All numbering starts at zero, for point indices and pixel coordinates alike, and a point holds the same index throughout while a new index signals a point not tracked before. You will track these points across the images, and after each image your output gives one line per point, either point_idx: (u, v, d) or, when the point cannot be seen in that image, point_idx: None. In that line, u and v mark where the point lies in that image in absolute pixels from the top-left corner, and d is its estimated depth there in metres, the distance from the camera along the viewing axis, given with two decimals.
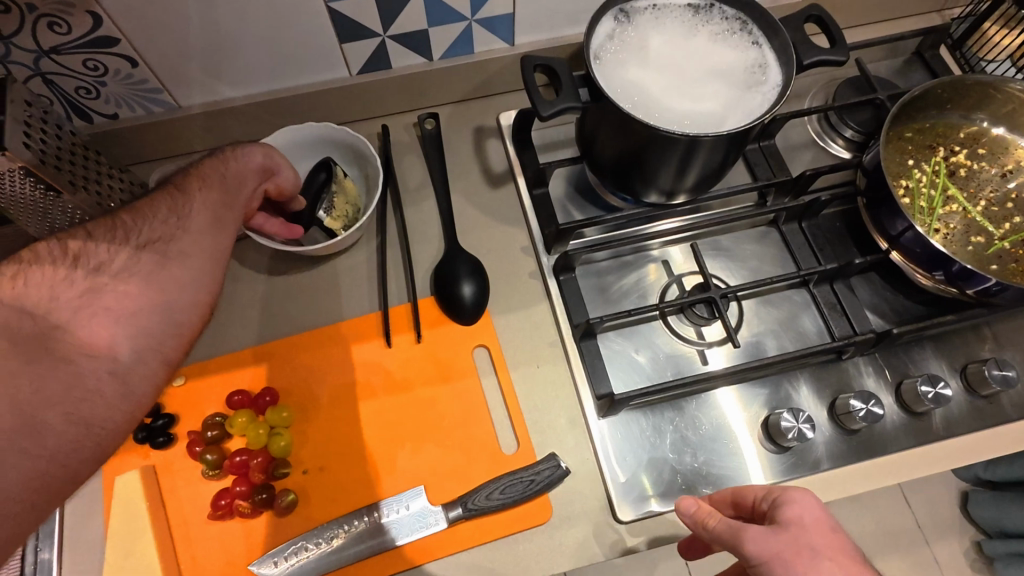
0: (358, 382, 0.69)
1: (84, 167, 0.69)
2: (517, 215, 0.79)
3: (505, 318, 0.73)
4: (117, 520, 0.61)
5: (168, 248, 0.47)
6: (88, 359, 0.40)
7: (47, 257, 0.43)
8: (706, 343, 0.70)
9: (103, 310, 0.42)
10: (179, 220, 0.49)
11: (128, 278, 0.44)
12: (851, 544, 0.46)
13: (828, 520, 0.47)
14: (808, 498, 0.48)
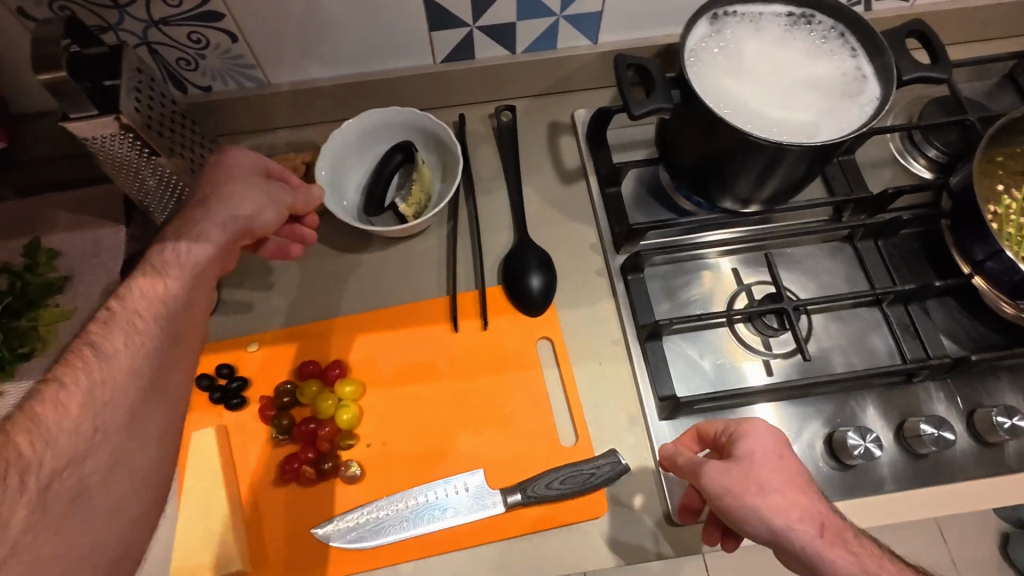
0: (424, 362, 0.71)
1: (180, 135, 0.71)
2: (587, 212, 0.80)
3: (570, 313, 0.74)
4: (192, 475, 0.64)
5: (139, 340, 0.48)
6: (96, 517, 0.42)
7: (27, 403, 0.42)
8: (772, 354, 0.70)
9: (104, 497, 0.43)
10: (112, 365, 0.45)
11: (108, 404, 0.44)
12: (804, 473, 0.51)
13: (779, 452, 0.52)
14: (764, 431, 0.53)
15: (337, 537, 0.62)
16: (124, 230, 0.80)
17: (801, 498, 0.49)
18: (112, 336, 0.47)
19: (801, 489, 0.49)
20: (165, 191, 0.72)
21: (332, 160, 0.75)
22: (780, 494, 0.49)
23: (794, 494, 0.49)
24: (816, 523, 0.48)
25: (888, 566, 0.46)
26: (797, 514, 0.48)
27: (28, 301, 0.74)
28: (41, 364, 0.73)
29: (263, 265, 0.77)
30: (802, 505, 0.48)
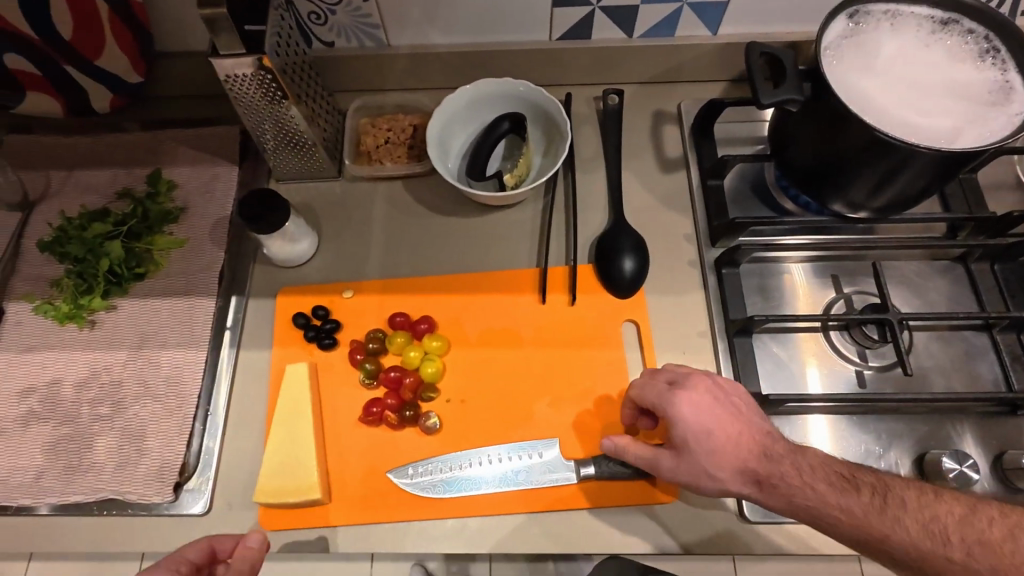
0: (508, 329, 0.72)
1: (306, 86, 0.75)
2: (685, 202, 0.79)
3: (659, 299, 0.74)
4: (283, 404, 0.67)
5: None
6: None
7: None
8: (867, 366, 0.68)
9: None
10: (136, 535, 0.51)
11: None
12: (734, 438, 0.56)
13: (707, 432, 0.56)
14: (687, 415, 0.57)
15: (410, 482, 0.64)
16: (237, 170, 0.83)
17: (736, 470, 0.56)
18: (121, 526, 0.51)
19: (734, 459, 0.56)
20: (285, 137, 0.76)
21: (442, 122, 0.76)
22: (722, 475, 0.56)
23: (734, 468, 0.56)
24: (750, 480, 0.56)
25: (812, 493, 0.54)
26: (732, 479, 0.56)
27: (147, 226, 0.78)
28: (152, 285, 0.77)
29: (363, 218, 0.80)
30: (737, 474, 0.56)
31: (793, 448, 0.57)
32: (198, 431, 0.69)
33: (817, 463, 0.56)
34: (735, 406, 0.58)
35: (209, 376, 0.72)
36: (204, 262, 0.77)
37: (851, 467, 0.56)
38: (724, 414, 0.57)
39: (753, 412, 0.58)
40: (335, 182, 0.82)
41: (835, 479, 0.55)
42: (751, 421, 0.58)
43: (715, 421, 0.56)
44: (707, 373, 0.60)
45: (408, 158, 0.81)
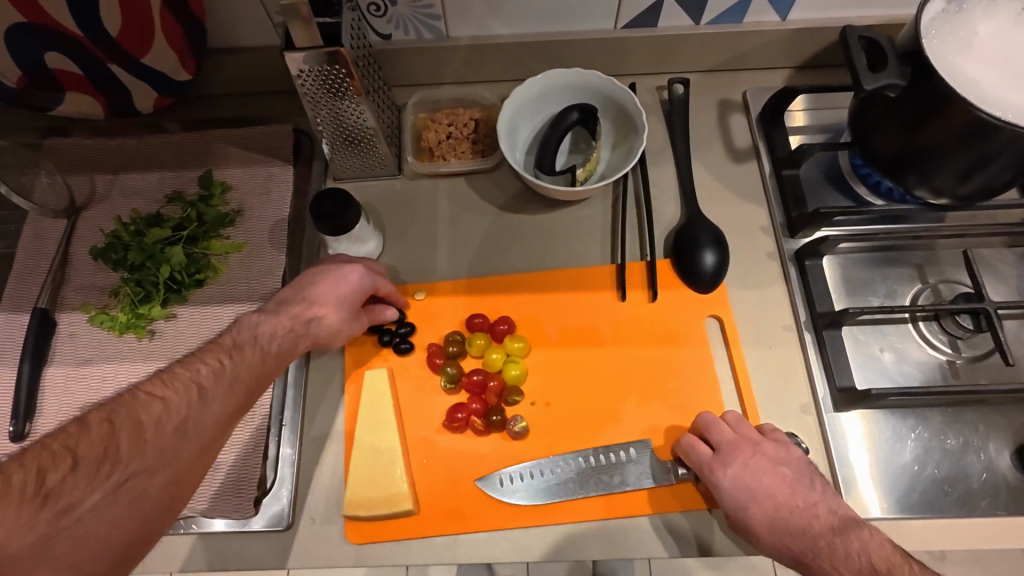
0: (589, 328, 0.70)
1: (371, 81, 0.72)
2: (758, 193, 0.77)
3: (739, 293, 0.72)
4: (364, 412, 0.65)
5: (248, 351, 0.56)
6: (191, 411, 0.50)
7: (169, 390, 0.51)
8: (959, 356, 0.67)
9: (155, 431, 0.48)
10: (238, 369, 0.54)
11: (173, 401, 0.50)
12: (773, 507, 0.58)
13: (745, 502, 0.59)
14: (723, 489, 0.59)
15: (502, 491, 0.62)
16: (293, 170, 0.80)
17: (776, 543, 0.57)
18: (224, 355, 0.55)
19: (773, 532, 0.57)
20: (349, 134, 0.74)
21: (510, 115, 0.74)
22: (761, 544, 0.58)
23: (775, 541, 0.57)
24: (791, 557, 0.57)
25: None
26: (775, 553, 0.58)
27: (204, 230, 0.76)
28: (212, 291, 0.74)
29: (427, 218, 0.77)
30: (776, 549, 0.57)
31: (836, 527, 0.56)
32: (273, 444, 0.65)
33: (853, 548, 0.54)
34: (780, 475, 0.59)
35: (282, 384, 0.68)
36: (265, 267, 0.75)
37: (893, 563, 0.52)
38: (762, 487, 0.59)
39: (806, 485, 0.58)
40: (395, 179, 0.80)
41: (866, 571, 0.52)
42: (799, 494, 0.58)
43: (754, 491, 0.59)
44: (756, 438, 0.61)
45: (473, 154, 0.79)
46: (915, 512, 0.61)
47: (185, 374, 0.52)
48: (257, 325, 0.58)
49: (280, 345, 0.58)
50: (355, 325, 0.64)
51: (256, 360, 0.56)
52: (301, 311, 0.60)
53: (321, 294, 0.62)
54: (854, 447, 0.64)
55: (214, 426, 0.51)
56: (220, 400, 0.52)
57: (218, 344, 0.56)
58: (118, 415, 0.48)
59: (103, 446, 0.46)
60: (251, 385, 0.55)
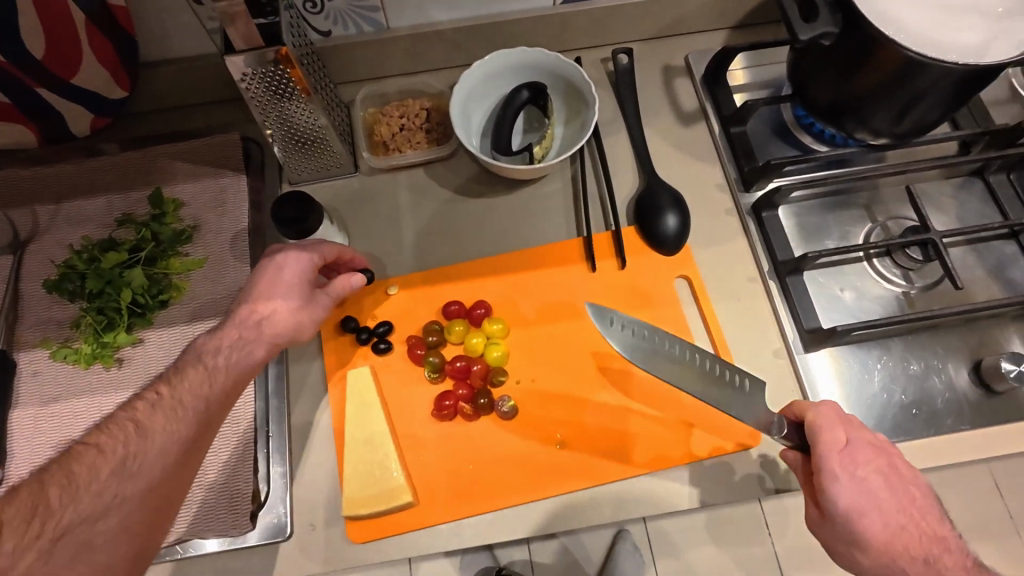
0: (564, 302, 0.71)
1: (316, 80, 0.71)
2: (710, 152, 0.79)
3: (704, 251, 0.74)
4: (350, 412, 0.65)
5: (187, 373, 0.53)
6: (125, 448, 0.48)
7: (108, 435, 0.49)
8: (914, 286, 0.71)
9: (89, 477, 0.46)
10: (172, 394, 0.52)
11: (108, 443, 0.48)
12: (893, 518, 0.53)
13: (866, 507, 0.53)
14: (840, 494, 0.53)
15: (611, 330, 0.56)
16: (246, 179, 0.79)
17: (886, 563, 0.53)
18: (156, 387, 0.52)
19: (886, 547, 0.53)
20: (300, 137, 0.73)
21: (461, 100, 0.74)
22: (860, 553, 0.54)
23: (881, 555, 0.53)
24: None
25: None
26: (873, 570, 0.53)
27: (161, 249, 0.74)
28: (177, 312, 0.72)
29: (390, 212, 0.77)
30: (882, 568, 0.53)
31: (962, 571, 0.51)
32: (263, 458, 0.65)
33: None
34: (905, 491, 0.55)
35: (263, 398, 0.67)
36: (230, 280, 0.73)
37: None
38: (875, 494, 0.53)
39: (927, 508, 0.55)
40: (353, 177, 0.79)
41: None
42: (917, 516, 0.54)
43: (876, 498, 0.53)
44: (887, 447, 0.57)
45: (428, 143, 0.78)
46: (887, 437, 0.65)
47: (123, 415, 0.50)
48: (200, 348, 0.55)
49: (229, 360, 0.55)
50: (311, 313, 0.60)
51: (197, 383, 0.53)
52: (246, 317, 0.56)
53: (261, 294, 0.57)
54: (825, 390, 0.67)
55: (161, 459, 0.49)
56: (161, 429, 0.50)
57: (163, 372, 0.54)
58: (51, 471, 0.47)
59: (31, 507, 0.44)
60: (197, 408, 0.52)
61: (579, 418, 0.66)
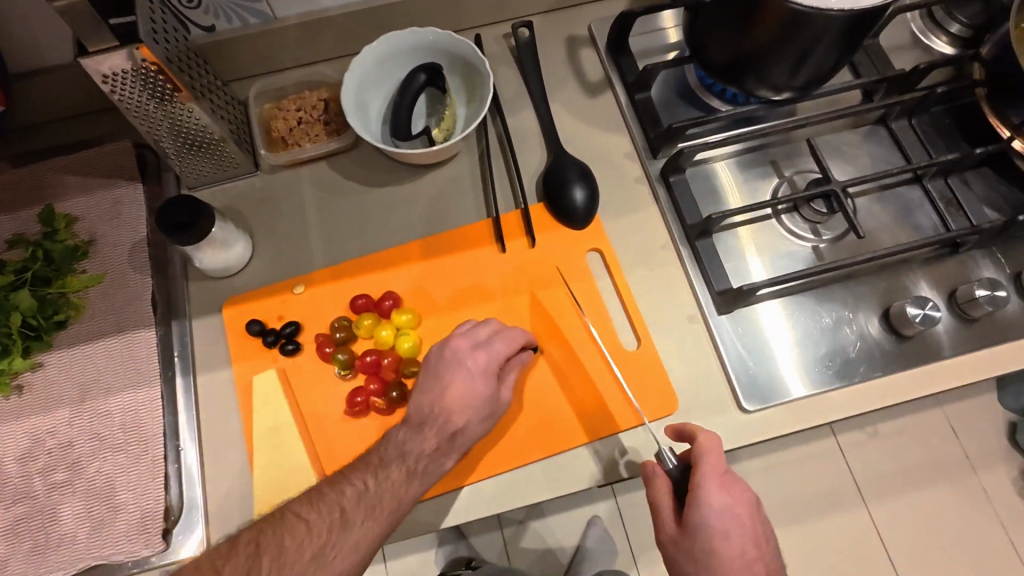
0: (476, 286, 0.70)
1: (197, 80, 0.68)
2: (617, 121, 0.78)
3: (614, 222, 0.73)
4: (258, 418, 0.64)
5: (416, 461, 0.59)
6: (341, 530, 0.55)
7: (315, 520, 0.55)
8: (822, 239, 0.71)
9: (292, 555, 0.52)
10: (393, 472, 0.58)
11: (309, 513, 0.55)
12: (750, 554, 0.56)
13: (729, 531, 0.55)
14: (709, 512, 0.54)
15: None
16: (142, 188, 0.76)
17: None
18: (356, 476, 0.58)
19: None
20: (188, 142, 0.70)
21: (354, 87, 0.72)
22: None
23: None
24: None
25: None
26: None
27: (55, 268, 0.70)
28: (78, 331, 0.69)
29: (294, 209, 0.75)
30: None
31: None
32: (174, 473, 0.64)
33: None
34: (762, 533, 0.58)
35: (171, 411, 0.67)
36: (131, 293, 0.71)
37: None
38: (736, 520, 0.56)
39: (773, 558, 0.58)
40: (254, 177, 0.76)
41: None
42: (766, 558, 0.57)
43: (740, 526, 0.56)
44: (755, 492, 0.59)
45: (327, 135, 0.76)
46: (801, 392, 0.65)
47: (334, 496, 0.56)
48: (404, 443, 0.60)
49: (428, 465, 0.59)
50: (485, 415, 0.61)
51: (400, 479, 0.58)
52: (443, 427, 0.60)
53: (472, 368, 0.62)
54: (766, 343, 0.67)
55: (351, 553, 0.55)
56: (360, 524, 0.55)
57: (367, 462, 0.59)
58: (263, 538, 0.53)
59: (245, 569, 0.51)
60: (395, 508, 0.57)
61: (524, 407, 0.66)
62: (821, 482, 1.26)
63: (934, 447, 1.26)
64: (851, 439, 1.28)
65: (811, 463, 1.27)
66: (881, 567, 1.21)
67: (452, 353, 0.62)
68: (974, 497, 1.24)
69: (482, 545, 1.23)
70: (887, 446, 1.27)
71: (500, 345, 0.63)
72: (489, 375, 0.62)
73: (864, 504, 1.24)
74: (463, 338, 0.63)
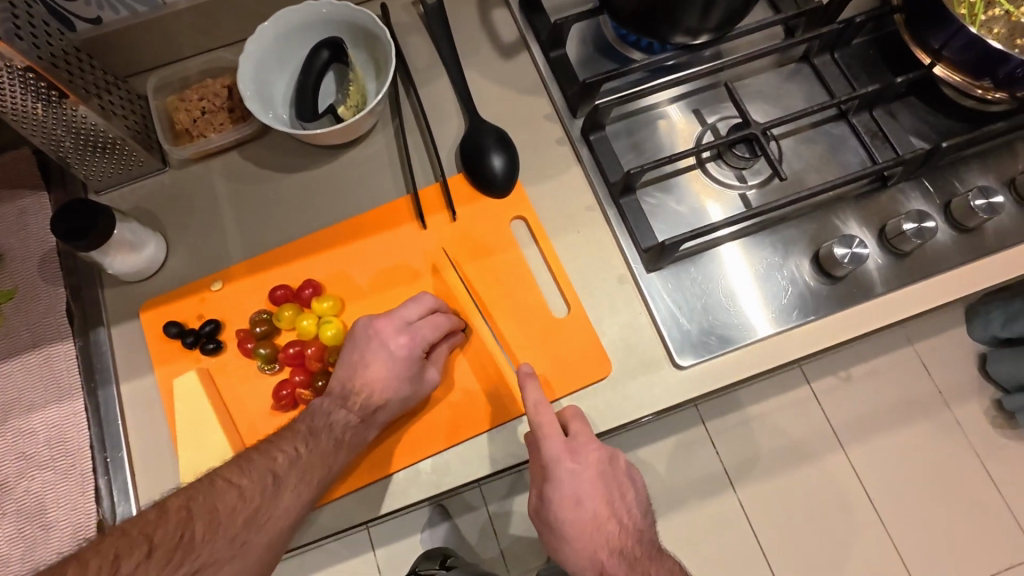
0: (398, 266, 0.69)
1: (91, 80, 0.64)
2: (536, 82, 0.75)
3: (538, 188, 0.72)
4: (183, 420, 0.63)
5: (346, 432, 0.61)
6: (271, 498, 0.58)
7: (249, 484, 0.58)
8: (748, 186, 0.69)
9: (225, 519, 0.57)
10: (324, 446, 0.61)
11: (239, 479, 0.59)
12: (605, 512, 0.63)
13: (581, 496, 0.62)
14: (565, 481, 0.61)
15: None
16: (48, 198, 0.72)
17: (585, 549, 0.63)
18: (287, 445, 0.61)
19: (591, 535, 0.62)
20: (86, 146, 0.66)
21: (253, 70, 0.69)
22: (565, 538, 0.63)
23: (579, 538, 0.62)
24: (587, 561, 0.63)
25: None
26: (572, 552, 0.63)
27: None
28: None
29: (208, 205, 0.72)
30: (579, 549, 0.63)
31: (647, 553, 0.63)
32: (104, 486, 0.63)
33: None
34: (619, 484, 0.64)
35: (96, 424, 0.65)
36: (45, 306, 0.68)
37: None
38: (589, 490, 0.62)
39: (633, 500, 0.65)
40: (163, 174, 0.73)
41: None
42: (624, 505, 0.64)
43: (592, 489, 0.62)
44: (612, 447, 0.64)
45: (232, 123, 0.73)
46: (733, 343, 0.65)
47: (263, 462, 0.59)
48: (330, 412, 0.62)
49: (354, 436, 0.62)
50: (408, 394, 0.63)
51: (330, 447, 0.61)
52: (365, 402, 0.62)
53: (399, 347, 0.63)
54: (699, 296, 0.66)
55: (284, 517, 0.59)
56: (291, 489, 0.59)
57: (295, 431, 0.62)
58: (194, 502, 0.57)
59: (178, 535, 0.55)
60: (324, 475, 0.60)
61: (451, 387, 0.66)
62: (798, 430, 1.25)
63: (907, 385, 1.27)
64: (824, 384, 1.28)
65: (788, 412, 1.26)
66: (861, 507, 1.21)
67: (375, 335, 0.64)
68: (949, 430, 1.25)
69: (467, 525, 1.19)
70: (861, 388, 1.28)
71: (425, 330, 0.64)
72: (412, 358, 0.63)
73: (841, 447, 1.24)
74: (388, 320, 0.64)
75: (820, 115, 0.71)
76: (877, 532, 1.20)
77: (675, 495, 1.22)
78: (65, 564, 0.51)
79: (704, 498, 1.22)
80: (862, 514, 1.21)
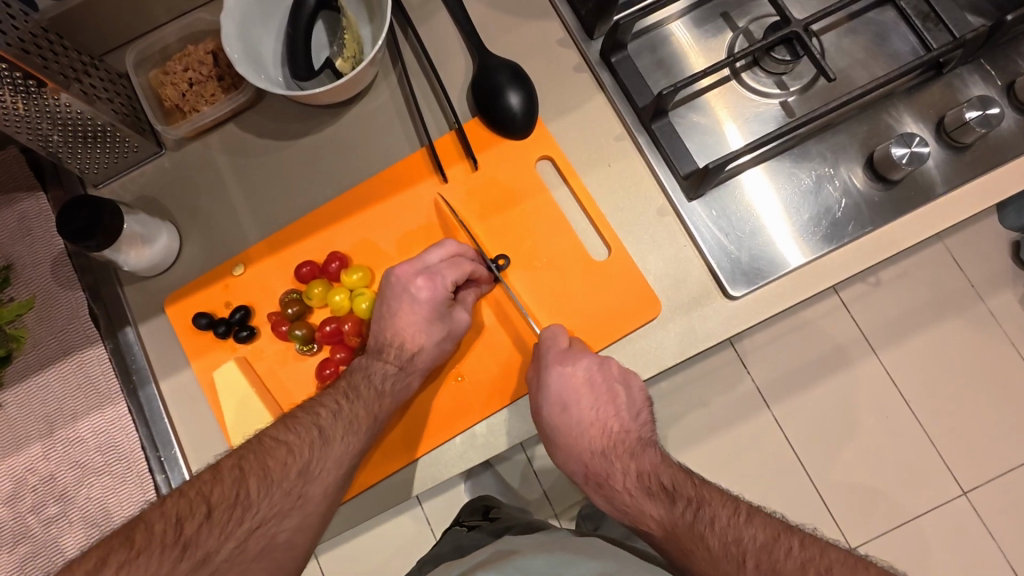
0: (424, 224, 0.66)
1: (71, 62, 0.59)
2: (541, 4, 0.69)
3: (558, 122, 0.67)
4: (230, 411, 0.63)
5: (383, 383, 0.60)
6: (325, 449, 0.57)
7: (300, 441, 0.56)
8: (788, 92, 0.63)
9: (279, 473, 0.55)
10: (365, 399, 0.59)
11: (288, 437, 0.56)
12: (588, 417, 0.60)
13: (567, 403, 0.59)
14: (552, 385, 0.58)
15: None
16: (47, 197, 0.68)
17: (568, 451, 0.61)
18: (327, 400, 0.59)
19: (574, 438, 0.61)
20: (77, 137, 0.61)
21: (236, 28, 0.63)
22: (557, 448, 0.62)
23: (566, 441, 0.61)
24: (582, 471, 0.61)
25: (619, 480, 0.59)
26: (567, 463, 0.62)
27: None
28: (24, 364, 0.64)
29: (213, 184, 0.68)
30: (570, 459, 0.62)
31: (632, 451, 0.60)
32: (163, 482, 0.63)
33: (646, 469, 0.58)
34: (609, 390, 0.60)
35: (144, 424, 0.64)
36: (68, 312, 0.65)
37: (679, 480, 0.57)
38: (572, 395, 0.59)
39: (626, 404, 0.60)
40: (161, 157, 0.68)
41: (654, 491, 0.57)
42: (615, 410, 0.60)
43: (578, 396, 0.59)
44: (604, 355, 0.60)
45: (224, 92, 0.68)
46: (784, 266, 0.61)
47: (308, 419, 0.58)
48: (369, 367, 0.61)
49: (396, 384, 0.60)
50: (440, 338, 0.61)
51: (370, 397, 0.60)
52: (399, 351, 0.60)
53: (423, 292, 0.60)
54: (746, 218, 0.62)
55: (336, 466, 0.57)
56: (340, 440, 0.57)
57: (336, 386, 0.60)
58: (245, 460, 0.54)
59: (234, 492, 0.52)
60: (372, 424, 0.59)
61: (494, 343, 0.64)
62: (831, 341, 1.23)
63: (938, 283, 1.24)
64: (854, 291, 1.24)
65: (821, 322, 1.24)
66: (897, 409, 1.21)
67: (396, 281, 0.61)
68: (983, 322, 1.22)
69: (507, 471, 1.20)
70: (891, 291, 1.24)
71: (447, 272, 0.61)
72: (438, 300, 0.60)
73: (874, 353, 1.22)
74: (407, 264, 0.61)
75: (863, 3, 0.64)
76: (915, 432, 1.20)
77: (713, 420, 1.22)
78: (131, 528, 0.48)
79: (744, 417, 1.22)
80: (898, 415, 1.20)
